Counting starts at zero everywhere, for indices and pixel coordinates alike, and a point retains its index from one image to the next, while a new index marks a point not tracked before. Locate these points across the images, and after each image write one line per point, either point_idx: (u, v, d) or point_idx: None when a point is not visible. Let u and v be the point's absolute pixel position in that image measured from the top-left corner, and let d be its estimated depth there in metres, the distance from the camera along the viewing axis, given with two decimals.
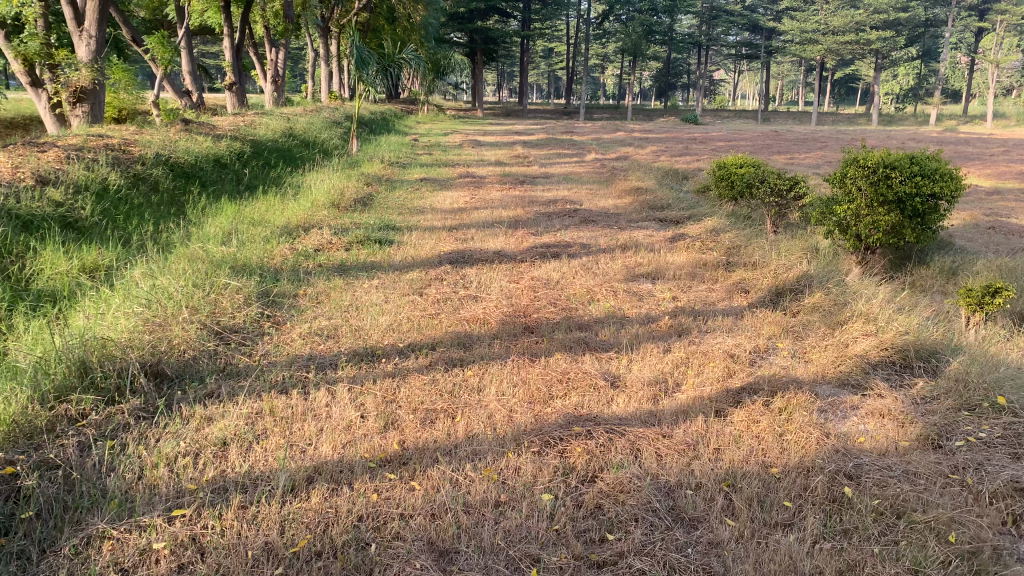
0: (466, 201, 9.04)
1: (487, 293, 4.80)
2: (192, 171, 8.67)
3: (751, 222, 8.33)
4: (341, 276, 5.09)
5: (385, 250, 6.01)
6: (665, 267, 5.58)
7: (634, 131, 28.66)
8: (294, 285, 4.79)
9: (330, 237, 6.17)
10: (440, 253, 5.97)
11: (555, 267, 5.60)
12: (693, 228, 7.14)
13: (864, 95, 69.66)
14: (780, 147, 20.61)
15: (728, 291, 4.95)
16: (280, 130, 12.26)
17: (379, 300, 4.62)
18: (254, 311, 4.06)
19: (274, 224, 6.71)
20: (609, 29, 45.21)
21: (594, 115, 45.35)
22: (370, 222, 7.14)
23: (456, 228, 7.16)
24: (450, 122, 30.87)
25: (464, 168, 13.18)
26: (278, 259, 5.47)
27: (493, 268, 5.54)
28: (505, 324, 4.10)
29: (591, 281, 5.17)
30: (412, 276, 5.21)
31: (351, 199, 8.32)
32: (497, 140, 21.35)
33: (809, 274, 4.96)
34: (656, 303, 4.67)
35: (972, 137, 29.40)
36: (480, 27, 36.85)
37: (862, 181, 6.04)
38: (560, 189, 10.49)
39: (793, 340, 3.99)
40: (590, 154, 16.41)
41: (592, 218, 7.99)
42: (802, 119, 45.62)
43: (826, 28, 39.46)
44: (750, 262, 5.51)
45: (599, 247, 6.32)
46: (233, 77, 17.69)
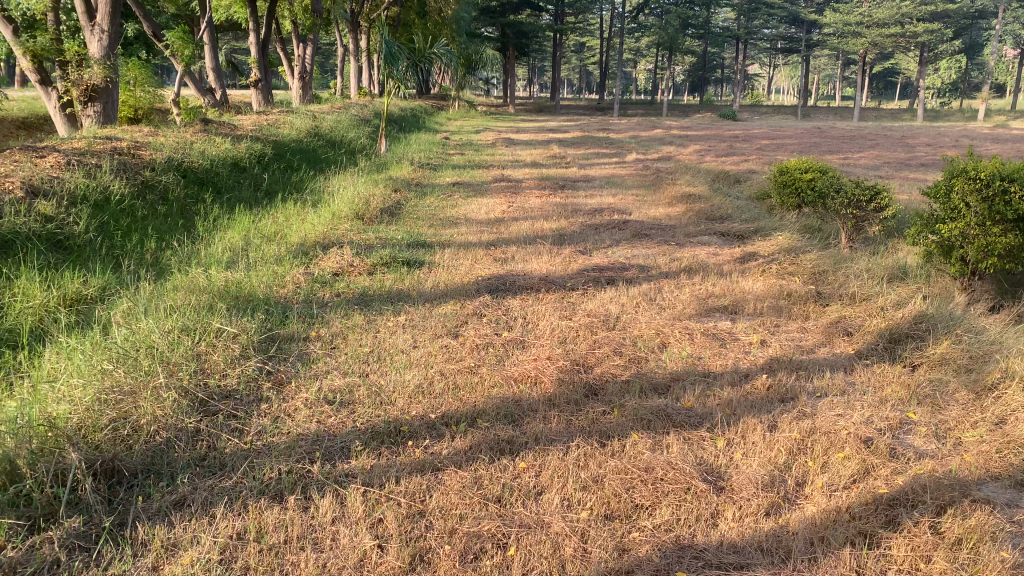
0: (504, 210, 8.23)
1: (535, 336, 3.99)
2: (206, 177, 7.95)
3: (822, 236, 7.44)
4: (363, 311, 4.33)
5: (413, 274, 5.22)
6: (742, 299, 4.72)
7: (671, 127, 27.71)
8: (306, 325, 4.02)
9: (351, 257, 5.38)
10: (478, 278, 5.17)
11: (612, 297, 4.77)
12: (763, 246, 6.26)
13: (904, 90, 67.78)
14: (831, 146, 19.45)
15: (827, 337, 4.08)
16: (304, 130, 11.54)
17: (406, 344, 3.82)
18: (252, 367, 3.28)
19: (291, 242, 5.97)
20: (644, 22, 44.07)
21: (628, 110, 44.31)
22: (399, 238, 6.36)
23: (494, 245, 6.36)
24: (481, 119, 30.11)
25: (498, 170, 12.38)
26: (290, 287, 4.71)
27: (541, 299, 4.72)
28: (562, 385, 3.28)
29: (659, 318, 4.33)
30: (445, 311, 4.41)
31: (377, 208, 7.56)
32: (531, 139, 20.51)
33: (927, 313, 4.06)
34: (742, 350, 3.83)
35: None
36: (513, 21, 35.99)
37: (973, 196, 5.12)
38: (604, 194, 9.66)
39: (930, 412, 3.12)
40: (631, 154, 15.48)
41: (645, 231, 7.15)
42: (844, 115, 44.16)
43: (871, 20, 38.01)
44: (846, 294, 4.64)
45: (660, 270, 5.48)
46: (258, 73, 17.02)
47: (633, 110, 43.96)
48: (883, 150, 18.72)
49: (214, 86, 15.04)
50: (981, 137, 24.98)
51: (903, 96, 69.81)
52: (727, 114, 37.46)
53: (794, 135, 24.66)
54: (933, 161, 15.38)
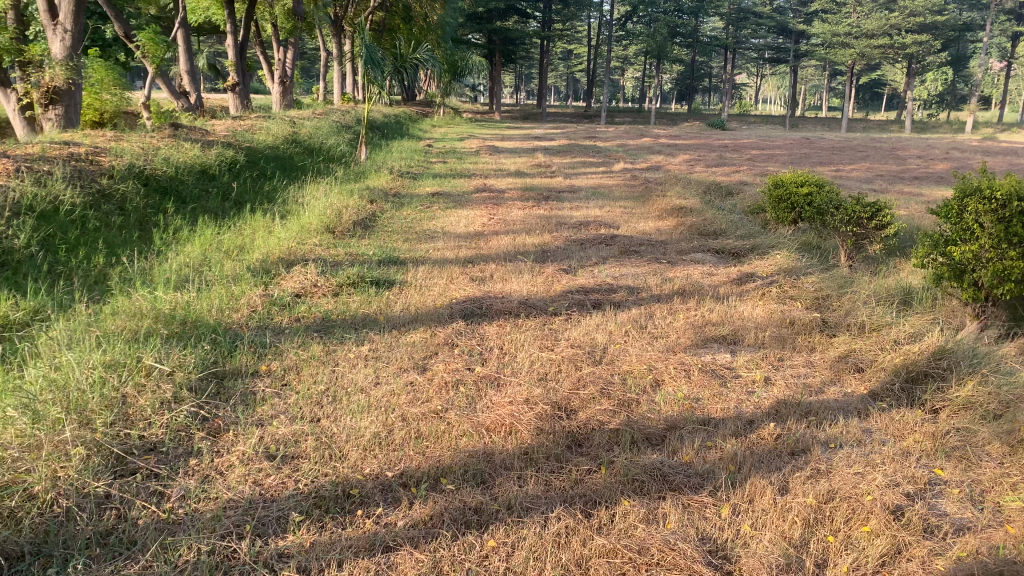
0: (486, 222, 7.82)
1: (513, 371, 3.58)
2: (171, 185, 7.50)
3: (819, 254, 7.08)
4: (323, 339, 3.91)
5: (383, 296, 4.80)
6: (739, 327, 4.33)
7: (659, 137, 27.42)
8: (255, 358, 3.59)
9: (316, 276, 4.95)
10: (453, 300, 4.75)
11: (598, 324, 4.36)
12: (759, 266, 5.88)
13: (889, 101, 68.08)
14: (820, 158, 19.18)
15: (835, 375, 3.69)
16: (280, 136, 11.10)
17: (367, 382, 3.39)
18: (184, 412, 2.85)
19: (253, 258, 5.53)
20: (632, 31, 43.87)
21: (615, 119, 44.03)
22: (371, 254, 5.93)
23: (473, 262, 5.94)
24: (467, 126, 29.71)
25: (481, 179, 11.97)
26: (243, 312, 4.27)
27: (521, 325, 4.31)
28: (541, 435, 2.87)
29: (650, 350, 3.94)
30: (414, 339, 3.99)
31: (350, 220, 7.14)
32: (518, 147, 20.12)
33: (946, 347, 3.68)
34: (743, 392, 3.44)
35: (1013, 147, 27.90)
36: (500, 28, 35.66)
37: (987, 216, 4.76)
38: (590, 206, 9.29)
39: (961, 470, 2.74)
40: (618, 164, 15.11)
41: (634, 247, 6.75)
42: (832, 126, 44.12)
43: (859, 31, 37.94)
44: (852, 324, 4.26)
45: (651, 292, 5.08)
46: (236, 77, 16.54)
47: (620, 119, 43.69)
48: (874, 161, 18.44)
49: (190, 90, 14.54)
50: (970, 149, 24.78)
51: (888, 107, 70.11)
52: (715, 125, 37.25)
53: (783, 145, 24.40)
54: (926, 174, 15.09)
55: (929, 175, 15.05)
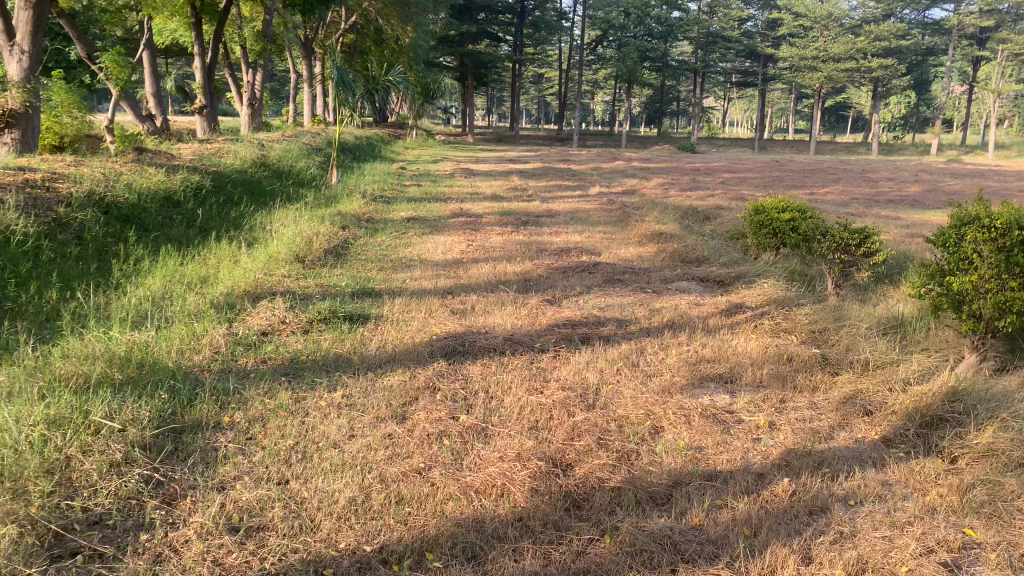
0: (463, 249, 7.56)
1: (500, 418, 3.31)
2: (132, 213, 7.15)
3: (805, 282, 6.90)
4: (292, 385, 3.61)
5: (357, 333, 4.51)
6: (736, 364, 4.09)
7: (633, 159, 27.43)
8: (218, 409, 3.28)
9: (284, 312, 4.65)
10: (432, 337, 4.47)
11: (588, 362, 4.11)
12: (748, 295, 5.67)
13: (855, 123, 69.19)
14: (793, 180, 19.21)
15: (843, 418, 3.46)
16: (249, 160, 10.78)
17: (341, 435, 3.10)
18: (135, 477, 2.54)
19: (218, 292, 5.21)
20: (603, 54, 44.10)
21: (587, 141, 44.15)
22: (344, 285, 5.63)
23: (452, 293, 5.67)
24: (439, 148, 29.53)
25: (456, 204, 11.72)
26: (205, 354, 3.95)
27: (506, 363, 4.04)
28: (536, 496, 2.60)
29: (645, 391, 3.68)
30: (391, 382, 3.70)
31: (321, 249, 6.85)
32: (492, 169, 19.95)
33: (959, 387, 3.47)
34: (748, 440, 3.20)
35: (980, 168, 28.27)
36: (472, 50, 35.62)
37: (986, 245, 4.58)
38: (569, 231, 9.07)
39: (994, 530, 2.51)
40: (593, 188, 14.96)
41: (618, 275, 6.53)
42: (801, 148, 44.62)
43: (826, 55, 38.47)
44: (855, 361, 4.05)
45: (639, 325, 4.86)
46: (204, 100, 16.17)
47: (592, 142, 43.78)
48: (847, 184, 18.48)
49: (154, 112, 14.15)
50: (939, 171, 25.04)
51: (853, 129, 71.23)
52: (686, 147, 37.43)
53: (755, 168, 24.47)
54: (900, 197, 15.11)
55: (903, 198, 15.07)
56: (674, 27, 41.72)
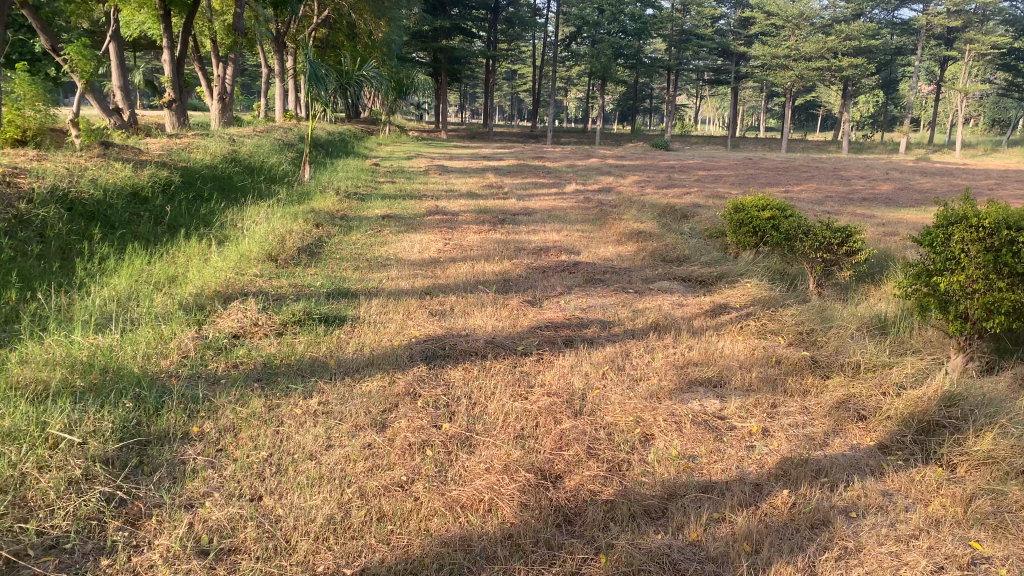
0: (440, 248, 7.41)
1: (484, 425, 3.17)
2: (97, 209, 6.90)
3: (787, 281, 6.83)
4: (266, 391, 3.44)
5: (333, 335, 4.34)
6: (725, 367, 3.99)
7: (607, 156, 27.42)
8: (186, 418, 3.11)
9: (256, 313, 4.47)
10: (411, 339, 4.32)
11: (572, 366, 3.98)
12: (732, 295, 5.58)
13: (825, 122, 69.92)
14: (767, 178, 19.28)
15: (836, 424, 3.37)
16: (219, 155, 10.52)
17: (318, 446, 2.94)
18: (96, 495, 2.36)
19: (187, 292, 5.00)
20: (577, 50, 44.06)
21: (561, 138, 44.06)
22: (318, 286, 5.46)
23: (430, 293, 5.51)
24: (413, 144, 29.30)
25: (431, 201, 11.56)
26: (173, 358, 3.76)
27: (488, 368, 3.90)
28: (526, 511, 2.46)
29: (635, 396, 3.56)
30: (369, 388, 3.54)
31: (294, 247, 6.66)
32: (467, 166, 19.78)
33: (954, 392, 3.39)
34: (742, 448, 3.09)
35: (949, 167, 28.65)
36: (446, 46, 35.37)
37: (974, 245, 4.51)
38: (547, 230, 8.95)
39: (1002, 543, 2.42)
40: (569, 185, 14.87)
41: (598, 275, 6.42)
42: (773, 146, 44.93)
43: (798, 54, 38.76)
44: (845, 363, 3.96)
45: (623, 326, 4.74)
46: (172, 93, 15.82)
47: (566, 139, 43.70)
48: (820, 182, 18.59)
49: (122, 106, 13.80)
50: (909, 169, 25.32)
51: (822, 128, 71.95)
52: (659, 144, 37.51)
53: (728, 166, 24.53)
54: (873, 195, 15.20)
55: (876, 196, 15.17)
56: (648, 24, 41.78)
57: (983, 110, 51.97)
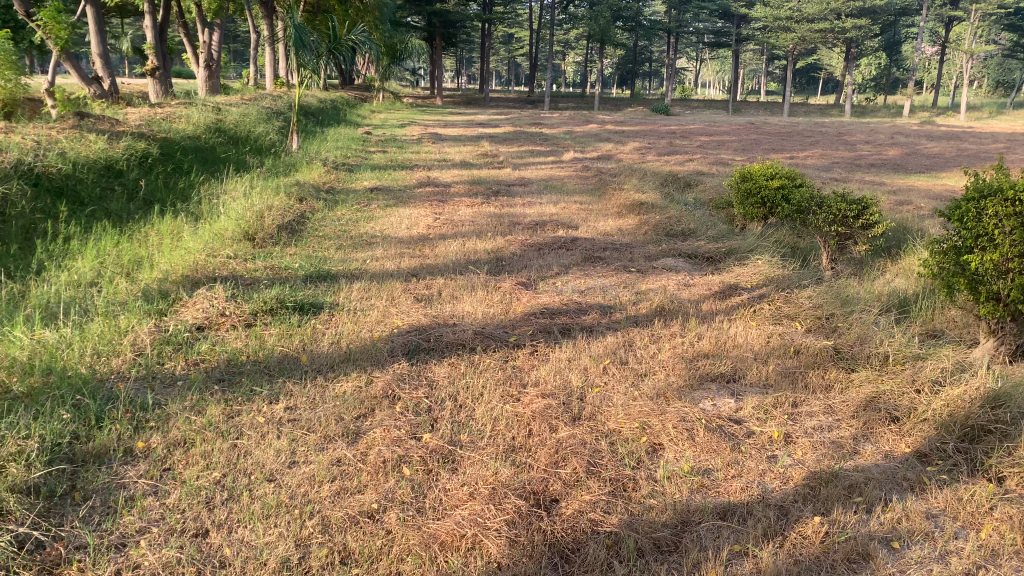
0: (431, 223, 7.00)
1: (469, 435, 2.79)
2: (65, 184, 6.47)
3: (798, 256, 6.43)
4: (227, 395, 3.08)
5: (307, 326, 3.95)
6: (739, 360, 3.61)
7: (605, 122, 26.87)
8: (130, 431, 2.74)
9: (223, 301, 4.07)
10: (394, 330, 3.93)
11: (570, 360, 3.60)
12: (742, 275, 5.19)
13: (826, 84, 69.00)
14: (769, 144, 18.80)
15: (866, 427, 3.01)
16: (201, 125, 10.05)
17: (278, 466, 2.56)
18: (6, 538, 2.00)
19: (152, 277, 4.61)
20: (574, 14, 43.17)
21: (558, 104, 43.33)
22: (297, 268, 5.06)
23: (418, 275, 5.11)
24: (407, 111, 28.70)
25: (424, 171, 11.12)
26: (127, 356, 3.38)
27: (477, 363, 3.51)
28: (515, 549, 2.11)
29: (641, 396, 3.19)
30: (344, 390, 3.16)
31: (274, 224, 6.24)
32: (462, 134, 19.28)
33: (999, 390, 3.00)
34: (762, 459, 2.73)
35: (953, 130, 28.09)
36: (440, 10, 34.54)
37: (1007, 220, 4.07)
38: (543, 202, 8.54)
39: None
40: (567, 153, 14.41)
41: (598, 252, 6.03)
42: (773, 110, 44.22)
43: (800, 15, 37.95)
44: (871, 355, 3.59)
45: (626, 311, 4.36)
46: (156, 60, 15.24)
47: (563, 104, 42.88)
48: (825, 147, 18.11)
49: (102, 74, 13.23)
50: (914, 134, 24.80)
51: (823, 91, 71.01)
52: (660, 109, 36.84)
53: (729, 131, 24.02)
54: (880, 161, 14.75)
55: (884, 162, 14.73)
56: None
57: (987, 72, 51.17)
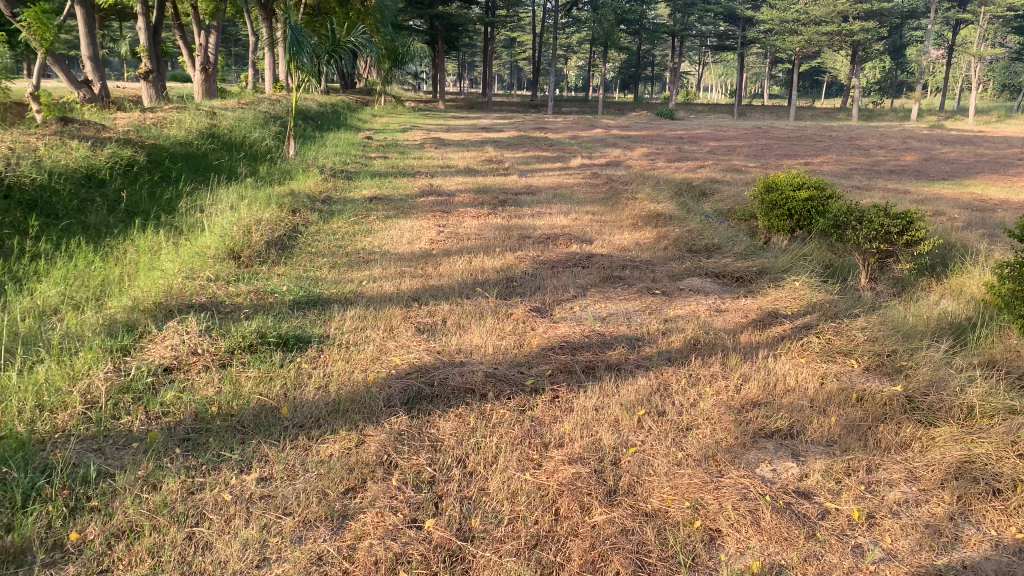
0: (433, 237, 6.47)
1: (482, 521, 2.27)
2: (39, 196, 5.94)
3: (835, 274, 5.91)
4: (188, 463, 2.55)
5: (290, 366, 3.43)
6: (795, 411, 3.09)
7: (611, 127, 26.41)
8: (63, 518, 2.22)
9: (197, 337, 3.55)
10: (391, 370, 3.40)
11: (597, 411, 3.07)
12: (781, 299, 4.66)
13: (830, 87, 68.67)
14: (781, 149, 18.30)
15: (962, 504, 2.48)
16: (193, 130, 9.55)
17: (245, 567, 2.04)
18: None
19: (120, 305, 4.07)
20: (578, 17, 42.73)
21: (561, 108, 42.79)
22: (285, 291, 4.55)
23: (419, 299, 4.60)
24: (408, 115, 28.20)
25: (427, 178, 10.64)
26: (75, 408, 2.85)
27: (489, 416, 2.98)
28: None
29: (687, 463, 2.66)
30: (330, 454, 2.64)
31: (263, 240, 5.72)
32: (465, 138, 18.79)
33: None
34: (846, 552, 2.19)
35: (965, 134, 27.59)
36: (443, 13, 34.08)
37: None
38: (554, 212, 8.04)
39: None
40: (574, 159, 13.92)
41: (617, 270, 5.51)
42: (780, 114, 43.76)
43: (806, 17, 37.34)
44: (951, 406, 3.07)
45: (655, 345, 3.83)
46: (149, 63, 14.72)
47: (567, 109, 42.39)
48: (838, 152, 17.67)
49: (92, 77, 12.72)
50: (927, 138, 24.24)
51: (826, 94, 70.51)
52: (664, 113, 36.36)
53: (738, 135, 23.53)
54: (899, 167, 14.26)
55: (903, 168, 14.24)
56: None
57: (993, 75, 50.72)
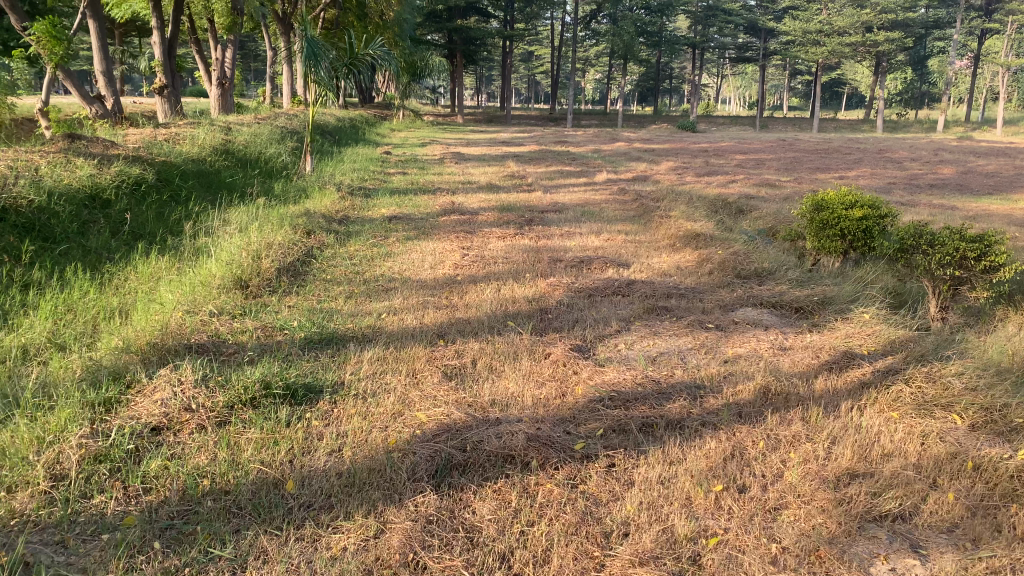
0: (458, 261, 5.99)
1: None
2: (37, 217, 5.51)
3: (901, 303, 5.37)
4: (168, 564, 2.05)
5: (300, 423, 2.94)
6: (905, 485, 2.55)
7: (633, 140, 25.88)
8: None
9: (192, 388, 3.07)
10: (416, 429, 2.90)
11: (665, 485, 2.55)
12: (854, 336, 4.12)
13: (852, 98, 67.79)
14: (813, 162, 17.68)
15: None
16: (204, 146, 9.14)
17: None
18: None
19: (109, 346, 3.61)
20: (597, 29, 42.31)
21: (580, 121, 42.36)
22: (296, 327, 4.07)
23: (445, 336, 4.11)
24: (426, 129, 27.86)
25: (448, 195, 10.19)
26: (39, 486, 2.36)
27: (536, 492, 2.47)
28: None
29: (786, 563, 2.14)
30: (344, 548, 2.14)
31: (272, 267, 5.25)
32: (486, 152, 18.37)
33: None
34: None
35: (995, 145, 26.78)
36: (462, 26, 33.75)
37: None
38: (584, 232, 7.54)
39: None
40: (599, 173, 13.42)
41: (662, 299, 5.00)
42: (803, 126, 43.09)
43: (830, 28, 36.52)
44: None
45: (720, 395, 3.31)
46: (164, 77, 14.39)
47: (586, 122, 42.00)
48: (873, 165, 17.01)
49: (106, 92, 12.36)
50: (960, 150, 23.48)
51: (848, 104, 69.63)
52: (683, 126, 35.81)
53: (765, 147, 22.93)
54: (939, 181, 13.62)
55: (944, 181, 13.60)
56: None
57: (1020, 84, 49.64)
